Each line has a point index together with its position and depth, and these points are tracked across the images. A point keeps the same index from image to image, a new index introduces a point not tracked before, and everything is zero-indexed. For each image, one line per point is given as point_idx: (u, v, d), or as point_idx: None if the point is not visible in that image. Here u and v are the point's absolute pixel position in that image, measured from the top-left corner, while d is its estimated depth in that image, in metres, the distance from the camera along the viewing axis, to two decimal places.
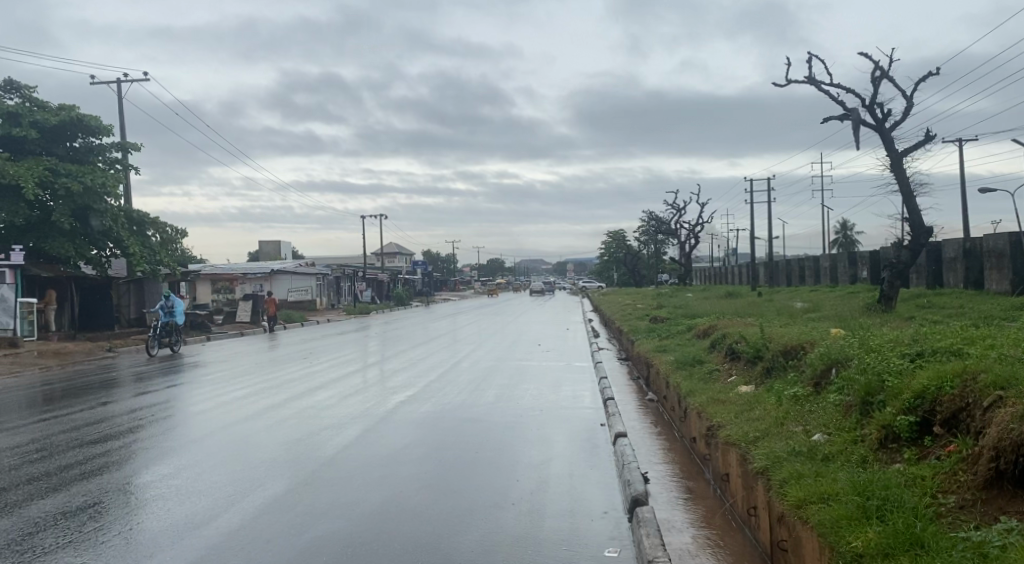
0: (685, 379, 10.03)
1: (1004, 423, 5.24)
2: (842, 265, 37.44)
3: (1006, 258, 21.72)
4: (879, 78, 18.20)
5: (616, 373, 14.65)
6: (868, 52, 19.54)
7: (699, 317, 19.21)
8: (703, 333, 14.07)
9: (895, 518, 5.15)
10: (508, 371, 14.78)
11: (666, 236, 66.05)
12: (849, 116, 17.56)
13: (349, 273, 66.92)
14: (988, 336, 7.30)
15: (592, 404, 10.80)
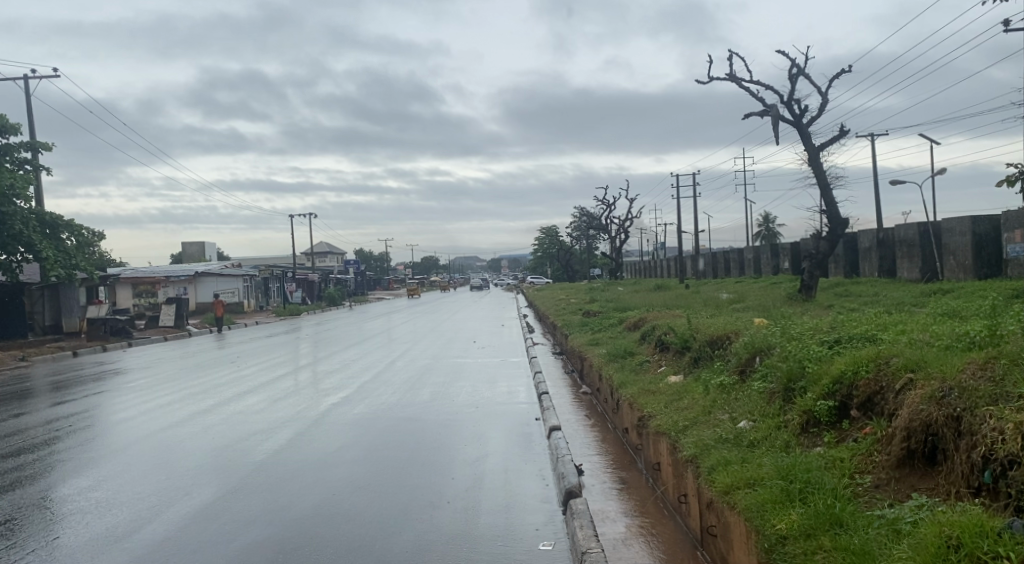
0: (616, 371, 10.19)
1: (916, 405, 5.74)
2: (765, 257, 38.66)
3: (916, 248, 22.94)
4: (796, 75, 18.78)
5: (550, 368, 14.73)
6: (784, 51, 20.22)
7: (628, 311, 19.48)
8: (633, 327, 14.31)
9: (816, 499, 5.47)
10: (443, 369, 14.67)
11: (597, 231, 66.86)
12: (768, 112, 18.05)
13: (279, 273, 65.55)
14: (899, 321, 7.66)
15: (527, 399, 10.83)
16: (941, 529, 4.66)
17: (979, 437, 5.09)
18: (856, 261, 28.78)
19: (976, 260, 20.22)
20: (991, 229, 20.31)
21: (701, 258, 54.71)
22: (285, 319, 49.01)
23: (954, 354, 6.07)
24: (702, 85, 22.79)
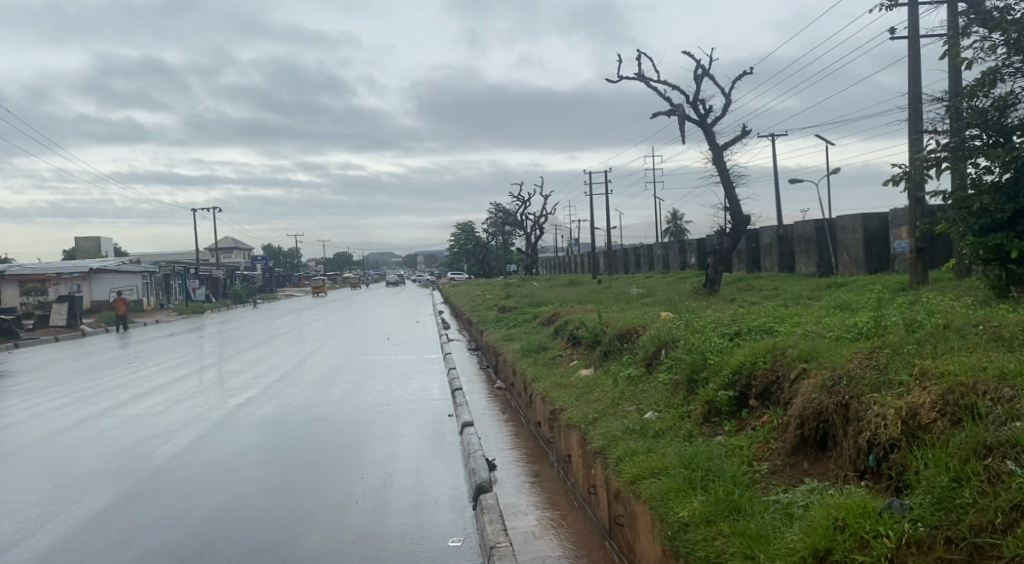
0: (529, 366, 10.28)
1: (808, 394, 6.04)
2: (673, 252, 39.80)
3: (814, 243, 24.08)
4: (701, 75, 19.34)
5: (464, 364, 14.72)
6: (690, 52, 20.80)
7: (541, 306, 19.68)
8: (546, 321, 14.47)
9: (716, 486, 5.68)
10: (354, 367, 14.43)
11: (512, 227, 67.15)
12: (674, 111, 18.53)
13: (185, 270, 63.06)
14: (794, 314, 8.02)
15: (441, 395, 10.80)
16: (832, 511, 4.92)
17: (865, 423, 5.43)
18: (758, 256, 29.99)
19: (866, 255, 21.39)
20: (881, 225, 21.52)
21: (613, 254, 55.78)
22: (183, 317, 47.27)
23: (843, 344, 6.41)
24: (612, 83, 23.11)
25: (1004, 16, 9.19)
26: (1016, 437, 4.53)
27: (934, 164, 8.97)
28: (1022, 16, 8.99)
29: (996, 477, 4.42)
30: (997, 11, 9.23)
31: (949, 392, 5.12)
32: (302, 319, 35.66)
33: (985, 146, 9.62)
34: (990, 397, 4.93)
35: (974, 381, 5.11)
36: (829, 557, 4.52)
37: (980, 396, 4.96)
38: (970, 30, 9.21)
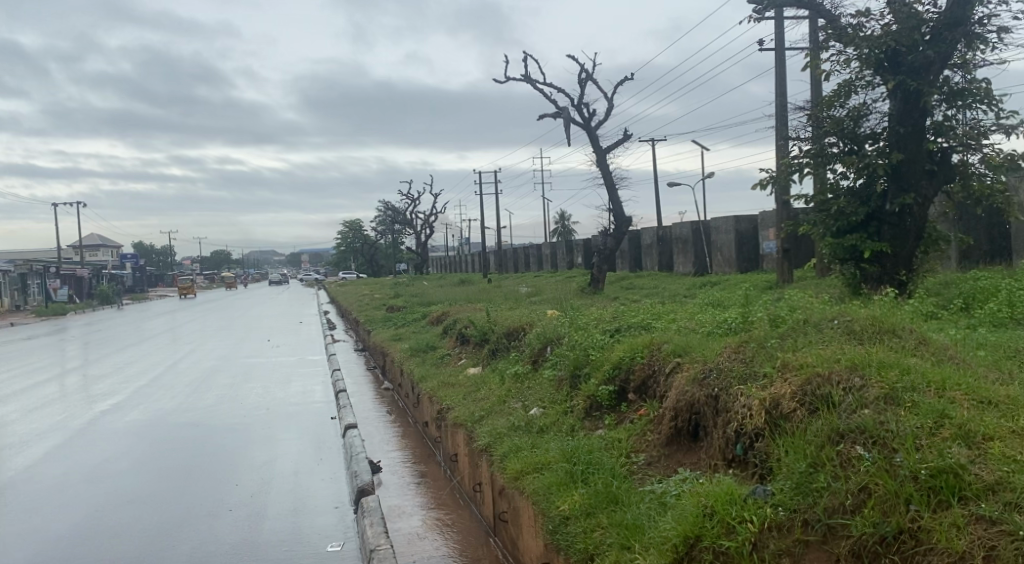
0: (417, 365, 10.21)
1: (682, 387, 6.30)
2: (560, 252, 40.65)
3: (690, 244, 25.21)
4: (584, 79, 19.82)
5: (350, 366, 14.45)
6: (573, 56, 21.29)
7: (430, 306, 19.59)
8: (435, 321, 14.43)
9: (596, 479, 5.83)
10: (234, 370, 13.86)
11: (402, 226, 66.52)
12: (560, 114, 18.88)
13: (48, 269, 58.66)
14: (670, 310, 8.35)
15: (325, 398, 10.55)
16: (704, 498, 5.15)
17: (732, 414, 5.72)
18: (639, 256, 31.10)
19: (738, 256, 22.59)
20: (750, 228, 22.81)
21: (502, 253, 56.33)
22: (42, 319, 43.96)
23: (714, 339, 6.71)
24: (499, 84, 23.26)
25: (857, 32, 9.91)
26: (864, 424, 4.94)
27: (798, 169, 9.56)
28: (871, 33, 9.73)
29: (847, 462, 4.82)
30: (851, 27, 9.94)
31: (808, 383, 5.48)
32: (174, 320, 33.92)
33: (841, 153, 10.40)
34: (843, 386, 5.32)
35: (829, 371, 5.49)
36: (699, 544, 4.74)
37: (835, 386, 5.34)
38: (828, 45, 9.89)
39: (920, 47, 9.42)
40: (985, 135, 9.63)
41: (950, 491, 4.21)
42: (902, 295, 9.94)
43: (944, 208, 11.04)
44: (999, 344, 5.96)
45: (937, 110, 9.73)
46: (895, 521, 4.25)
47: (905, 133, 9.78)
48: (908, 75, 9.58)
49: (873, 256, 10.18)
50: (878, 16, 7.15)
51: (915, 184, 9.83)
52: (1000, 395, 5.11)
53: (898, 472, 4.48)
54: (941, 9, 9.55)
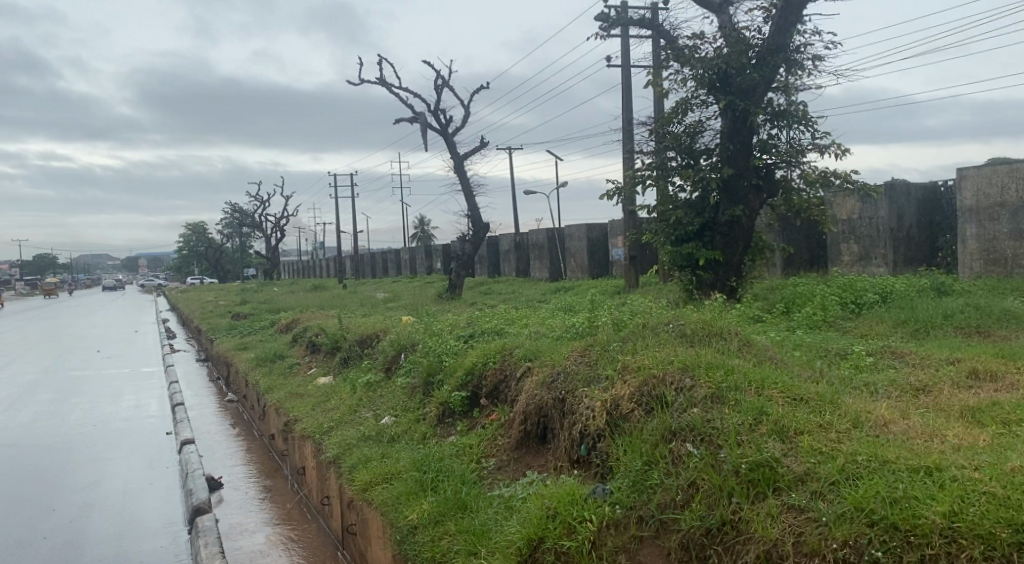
0: (263, 376, 9.82)
1: (532, 391, 6.42)
2: (419, 257, 40.59)
3: (545, 250, 25.90)
4: (442, 85, 19.86)
5: (192, 378, 13.64)
6: (429, 61, 21.32)
7: (281, 313, 18.92)
8: (284, 329, 13.97)
9: (446, 486, 5.82)
10: (55, 385, 12.73)
11: (254, 229, 63.95)
12: (417, 119, 18.80)
13: None
14: (522, 316, 8.52)
15: (161, 413, 9.91)
16: (549, 498, 5.28)
17: (577, 416, 5.90)
18: (497, 262, 31.61)
19: (590, 262, 23.44)
20: (601, 235, 23.74)
21: (361, 258, 55.34)
22: None
23: (562, 343, 6.91)
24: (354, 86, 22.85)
25: (693, 53, 10.53)
26: (693, 423, 5.23)
27: (644, 180, 10.01)
28: (705, 54, 10.37)
29: (677, 459, 5.09)
30: (688, 48, 10.54)
31: (644, 384, 5.75)
32: None
33: (680, 166, 11.03)
34: (675, 386, 5.62)
35: (664, 372, 5.78)
36: (542, 545, 4.87)
37: (668, 386, 5.64)
38: (667, 64, 10.44)
39: (748, 70, 10.14)
40: (801, 153, 10.52)
41: (766, 483, 4.56)
42: (732, 300, 10.68)
43: (769, 219, 11.97)
44: (812, 345, 6.57)
45: (762, 129, 10.51)
46: (719, 514, 4.54)
47: (734, 149, 10.48)
48: (737, 95, 10.28)
49: (708, 264, 10.86)
50: (710, 39, 7.59)
51: (743, 198, 10.57)
52: (809, 391, 5.60)
53: (722, 467, 4.79)
54: (765, 35, 10.34)
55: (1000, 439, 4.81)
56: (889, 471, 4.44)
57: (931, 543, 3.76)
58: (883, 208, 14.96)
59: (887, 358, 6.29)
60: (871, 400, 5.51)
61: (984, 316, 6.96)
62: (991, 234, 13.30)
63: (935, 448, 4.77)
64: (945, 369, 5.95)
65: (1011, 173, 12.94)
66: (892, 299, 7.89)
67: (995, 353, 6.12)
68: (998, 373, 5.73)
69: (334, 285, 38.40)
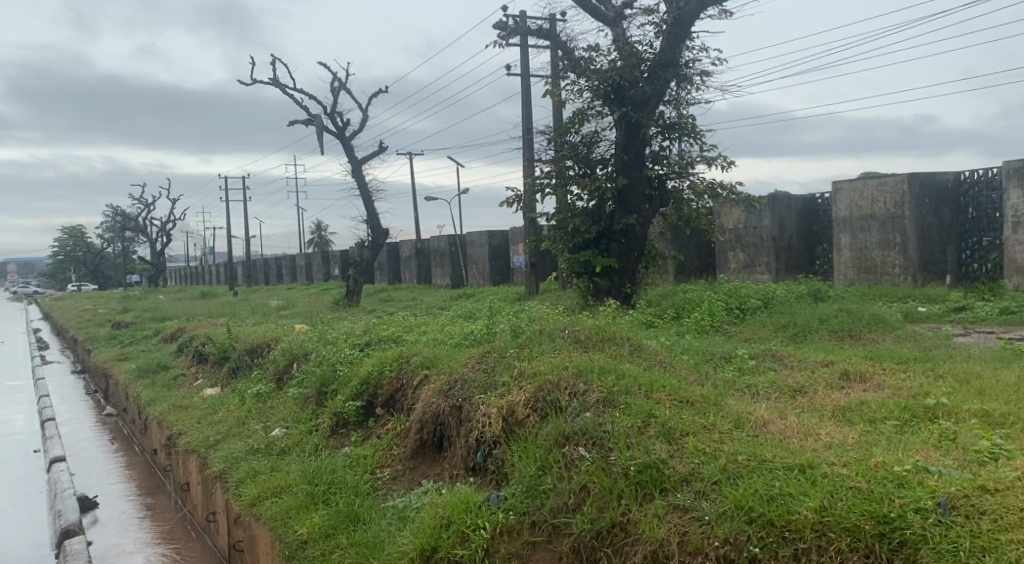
0: (145, 388, 9.32)
1: (428, 399, 6.36)
2: (317, 263, 39.80)
3: (447, 258, 25.88)
4: (338, 87, 19.50)
5: (65, 392, 12.80)
6: (326, 64, 20.92)
7: (166, 321, 18.02)
8: (170, 338, 13.32)
9: (338, 498, 5.67)
10: None
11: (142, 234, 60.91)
12: (313, 122, 18.37)
13: None
14: (420, 323, 8.46)
15: (28, 430, 9.24)
16: (443, 506, 5.24)
17: (473, 423, 5.88)
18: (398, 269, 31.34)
19: (491, 268, 23.58)
20: (502, 242, 23.93)
21: (256, 264, 53.52)
22: None
23: (459, 350, 6.90)
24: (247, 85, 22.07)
25: (589, 65, 10.75)
26: (586, 427, 5.29)
27: (543, 188, 10.13)
28: (601, 66, 10.61)
29: (570, 463, 5.14)
30: (584, 60, 10.76)
31: (539, 390, 5.78)
32: None
33: (577, 176, 11.24)
34: (569, 392, 5.69)
35: (558, 378, 5.85)
36: (435, 555, 4.83)
37: (562, 392, 5.70)
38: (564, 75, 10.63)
39: (641, 83, 10.44)
40: (690, 165, 10.94)
41: (653, 484, 4.66)
42: (627, 306, 10.97)
43: (661, 228, 12.38)
44: (699, 349, 6.84)
45: (654, 141, 10.86)
46: (609, 517, 4.62)
47: (629, 160, 10.77)
48: (631, 108, 10.57)
49: (604, 271, 11.10)
50: (604, 51, 7.75)
51: (638, 207, 10.89)
52: (696, 394, 5.80)
53: (612, 470, 4.87)
54: (657, 49, 10.67)
55: (867, 436, 5.11)
56: (767, 469, 4.60)
57: (804, 537, 3.93)
58: (766, 218, 15.74)
59: (767, 360, 6.62)
60: (752, 401, 5.76)
61: (855, 320, 7.42)
62: (863, 243, 14.24)
63: (809, 446, 5.02)
64: (819, 370, 6.31)
65: (880, 187, 13.91)
66: (774, 304, 8.32)
67: (864, 355, 6.55)
68: (867, 374, 6.13)
69: (225, 293, 36.89)
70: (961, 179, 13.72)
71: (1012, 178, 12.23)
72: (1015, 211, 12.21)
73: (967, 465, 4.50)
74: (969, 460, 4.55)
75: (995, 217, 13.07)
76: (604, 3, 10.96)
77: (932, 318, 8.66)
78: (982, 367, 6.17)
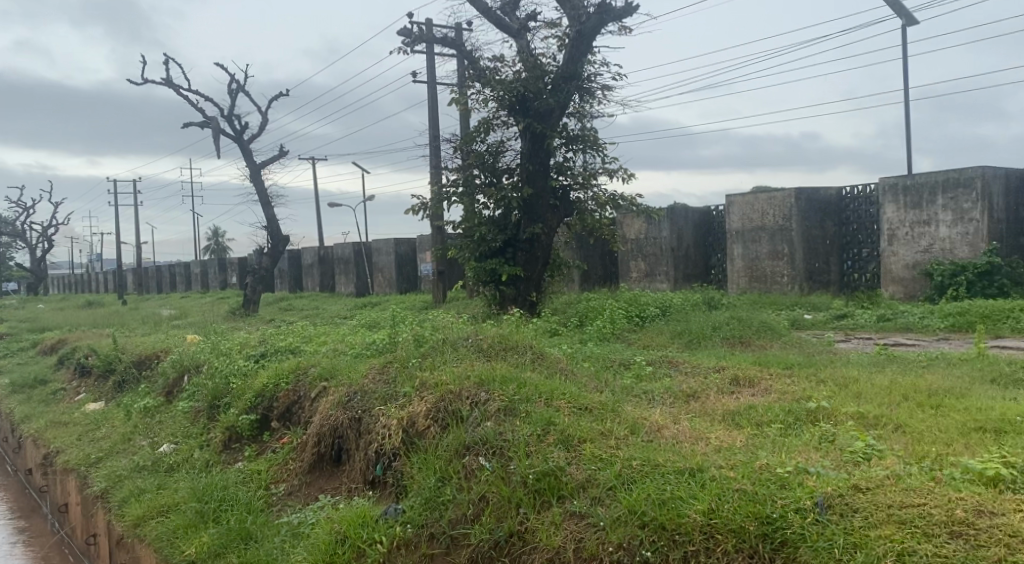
0: (20, 405, 8.75)
1: (326, 411, 6.22)
2: (213, 272, 38.47)
3: (352, 265, 25.47)
4: (236, 90, 18.93)
5: None
6: (222, 65, 20.29)
7: (46, 332, 16.93)
8: (49, 350, 12.55)
9: (229, 516, 5.45)
10: None
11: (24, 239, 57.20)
12: (209, 124, 17.72)
13: None
14: (319, 334, 8.30)
15: None
16: (340, 521, 5.13)
17: (373, 435, 5.77)
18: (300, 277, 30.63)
19: (397, 276, 23.37)
20: (408, 250, 23.79)
21: (148, 271, 50.92)
22: None
23: (360, 360, 6.79)
24: (136, 85, 20.90)
25: (494, 75, 10.85)
26: (486, 436, 5.28)
27: (450, 196, 10.12)
28: (505, 77, 10.70)
29: (470, 474, 5.11)
30: (488, 70, 10.85)
31: (441, 400, 5.73)
32: None
33: (484, 184, 11.29)
34: (470, 401, 5.66)
35: (460, 387, 5.81)
36: None
37: (463, 401, 5.66)
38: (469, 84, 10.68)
39: (544, 95, 10.60)
40: (593, 176, 11.19)
41: (551, 492, 4.71)
42: (532, 315, 11.10)
43: (566, 237, 12.59)
44: (599, 357, 6.98)
45: (559, 151, 11.04)
46: (507, 526, 4.64)
47: (534, 170, 10.91)
48: (534, 119, 10.72)
49: (509, 279, 11.17)
50: (507, 62, 7.83)
51: (542, 217, 11.04)
52: (594, 401, 5.90)
53: (511, 479, 4.89)
54: (560, 62, 10.87)
55: (754, 439, 5.32)
56: (660, 474, 4.68)
57: (693, 540, 4.04)
58: (665, 229, 16.19)
59: (664, 367, 6.83)
60: (648, 407, 5.91)
61: (746, 328, 7.73)
62: (754, 254, 14.89)
63: (699, 450, 5.18)
64: (712, 376, 6.56)
65: (770, 201, 14.59)
66: (671, 312, 8.58)
67: (753, 361, 6.84)
68: (755, 380, 6.41)
69: (112, 303, 34.91)
70: (842, 194, 14.51)
71: (887, 194, 13.09)
72: (890, 225, 13.07)
73: (844, 465, 4.75)
74: (845, 461, 4.79)
75: (873, 230, 13.93)
76: (508, 15, 11.08)
77: (816, 325, 9.16)
78: (859, 372, 6.55)
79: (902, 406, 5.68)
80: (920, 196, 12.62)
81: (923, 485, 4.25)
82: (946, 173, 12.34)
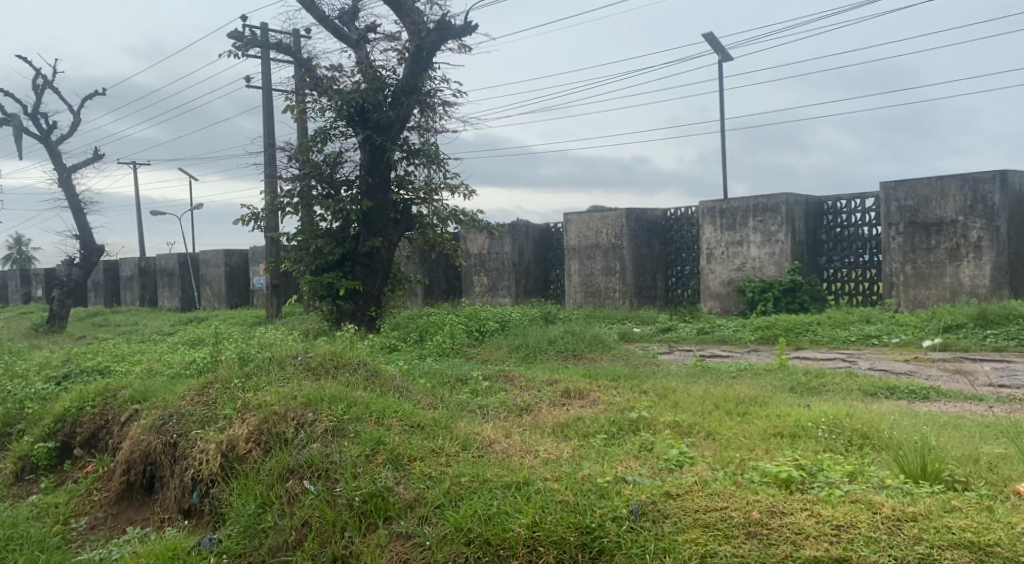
0: None
1: (136, 436, 5.80)
2: (14, 283, 34.92)
3: (176, 277, 24.06)
4: (42, 85, 17.36)
5: None
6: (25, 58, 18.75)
7: None
8: None
9: (16, 555, 4.91)
10: None
11: None
12: (11, 120, 16.16)
13: None
14: (131, 352, 7.79)
15: None
16: (147, 555, 4.81)
17: (189, 461, 5.43)
18: (118, 289, 28.49)
19: (229, 290, 22.30)
20: (241, 262, 22.79)
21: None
22: None
23: (177, 382, 6.40)
24: None
25: (331, 85, 10.62)
26: (312, 458, 5.12)
27: (285, 207, 9.78)
28: (343, 87, 10.52)
29: (293, 498, 4.93)
30: (326, 79, 10.62)
31: (263, 421, 5.49)
32: None
33: (321, 196, 11.02)
34: (295, 422, 5.46)
35: (285, 408, 5.60)
36: None
37: (288, 423, 5.46)
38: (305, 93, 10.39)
39: (384, 107, 10.54)
40: (434, 191, 11.28)
41: (377, 513, 4.62)
42: (371, 330, 10.99)
43: (408, 251, 12.55)
44: (435, 372, 7.00)
45: (400, 165, 11.03)
46: (330, 551, 4.53)
47: (373, 183, 10.82)
48: (374, 131, 10.63)
49: (348, 293, 10.96)
50: (345, 72, 7.69)
51: (382, 230, 10.95)
52: (427, 418, 5.86)
53: (336, 502, 4.76)
54: (400, 75, 10.84)
55: (579, 450, 5.50)
56: (488, 489, 4.66)
57: (516, 554, 4.12)
58: (506, 245, 16.61)
59: (499, 381, 6.95)
60: (481, 421, 5.97)
61: (579, 341, 8.02)
62: (589, 269, 15.54)
63: (528, 462, 5.27)
64: (544, 389, 6.77)
65: (603, 220, 15.27)
66: (509, 326, 8.76)
67: (583, 374, 7.12)
68: (584, 392, 6.68)
69: None
70: (669, 215, 15.48)
71: (706, 216, 14.13)
72: (708, 244, 14.13)
73: (659, 472, 4.99)
74: (660, 468, 5.05)
75: (693, 248, 14.95)
76: (348, 25, 10.92)
77: (643, 338, 9.67)
78: (677, 383, 6.97)
79: (714, 413, 6.11)
80: (734, 219, 13.71)
81: (726, 489, 4.53)
82: (754, 198, 13.42)
